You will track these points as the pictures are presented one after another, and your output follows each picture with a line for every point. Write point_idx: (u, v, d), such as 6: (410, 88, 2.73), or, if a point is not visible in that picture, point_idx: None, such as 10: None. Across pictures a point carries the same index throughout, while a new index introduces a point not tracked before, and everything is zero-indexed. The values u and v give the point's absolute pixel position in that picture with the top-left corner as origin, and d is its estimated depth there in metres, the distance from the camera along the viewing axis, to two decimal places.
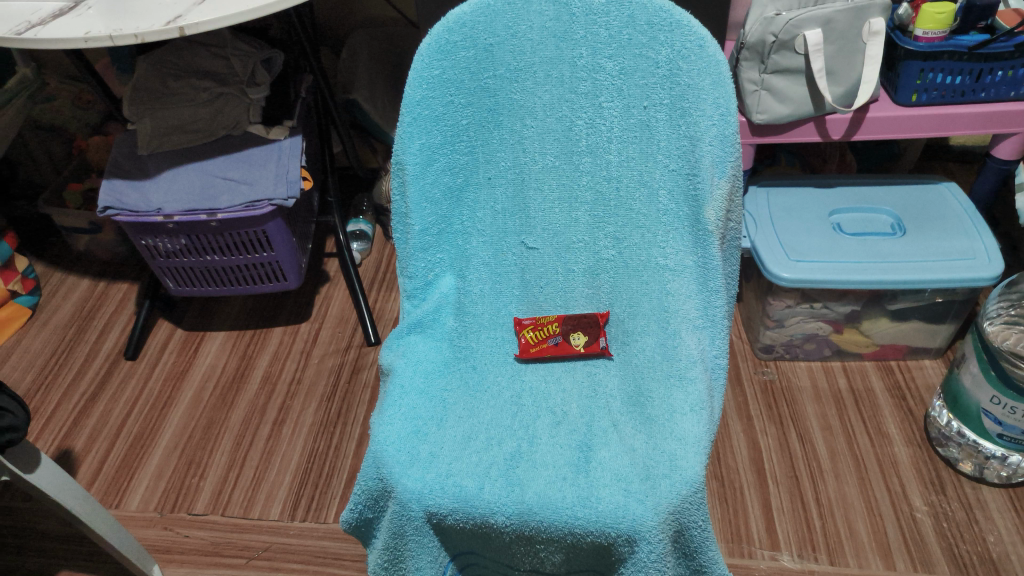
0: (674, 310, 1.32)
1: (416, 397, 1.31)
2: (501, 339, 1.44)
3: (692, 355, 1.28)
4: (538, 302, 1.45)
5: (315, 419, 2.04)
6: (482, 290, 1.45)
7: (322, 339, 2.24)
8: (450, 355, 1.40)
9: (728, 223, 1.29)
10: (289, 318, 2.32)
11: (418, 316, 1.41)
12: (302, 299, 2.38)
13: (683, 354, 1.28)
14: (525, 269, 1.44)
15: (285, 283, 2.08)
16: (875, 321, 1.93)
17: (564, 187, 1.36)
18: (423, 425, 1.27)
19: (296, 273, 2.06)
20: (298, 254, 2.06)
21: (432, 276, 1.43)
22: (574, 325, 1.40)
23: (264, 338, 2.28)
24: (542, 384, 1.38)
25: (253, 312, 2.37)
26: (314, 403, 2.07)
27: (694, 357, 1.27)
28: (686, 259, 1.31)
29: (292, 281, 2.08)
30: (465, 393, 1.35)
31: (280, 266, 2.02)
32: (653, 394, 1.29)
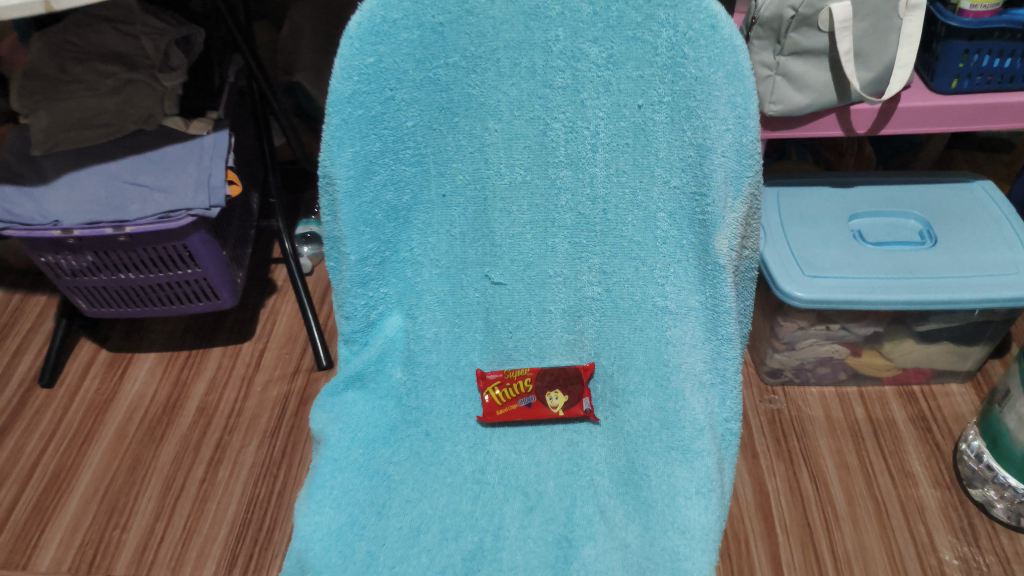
0: (673, 365, 1.06)
1: (354, 475, 1.04)
2: (460, 399, 1.18)
3: (698, 422, 1.02)
4: (506, 348, 1.18)
5: (255, 459, 1.76)
6: (438, 334, 1.17)
7: (266, 362, 1.96)
8: (397, 418, 1.13)
9: (742, 254, 1.03)
10: (229, 337, 2.03)
11: (357, 367, 1.13)
12: (244, 315, 2.09)
13: (687, 420, 1.02)
14: (489, 307, 1.15)
15: (217, 303, 1.79)
16: (898, 342, 1.68)
17: (537, 207, 1.07)
18: (361, 514, 1.00)
19: (229, 291, 1.77)
20: (231, 268, 1.77)
21: (376, 316, 1.14)
22: (551, 381, 1.14)
23: (201, 361, 1.99)
24: (511, 455, 1.12)
25: (188, 330, 2.08)
26: (256, 441, 1.79)
27: (701, 425, 1.01)
28: (690, 299, 1.04)
29: (225, 300, 1.79)
30: (415, 470, 1.08)
31: (210, 283, 1.73)
32: (648, 473, 1.03)
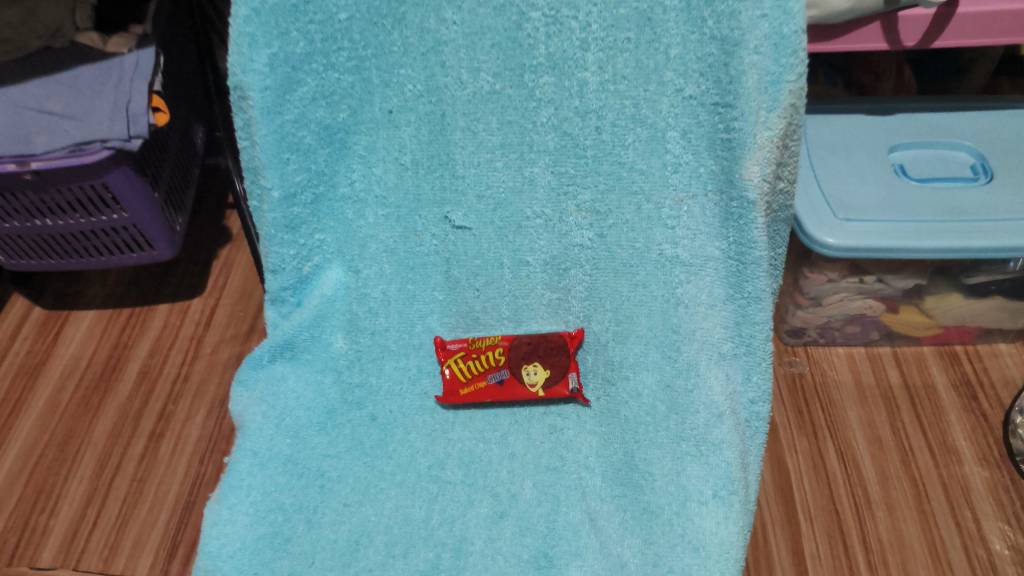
0: (686, 332, 0.82)
1: (280, 472, 0.81)
2: (416, 374, 0.94)
3: (714, 404, 0.79)
4: (473, 311, 0.93)
5: (201, 432, 1.55)
6: (388, 292, 0.92)
7: (217, 322, 1.73)
8: (336, 399, 0.90)
9: (777, 190, 0.75)
10: (177, 291, 1.80)
11: (285, 335, 0.90)
12: (195, 266, 1.85)
13: (702, 404, 0.80)
14: (451, 258, 0.90)
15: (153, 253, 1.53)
16: (942, 297, 1.44)
17: (510, 125, 0.81)
18: (286, 524, 0.78)
19: (167, 241, 1.52)
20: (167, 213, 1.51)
21: (311, 271, 0.91)
22: (527, 352, 0.92)
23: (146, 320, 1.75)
24: (478, 446, 0.90)
25: (133, 284, 1.84)
26: (203, 411, 1.58)
27: (720, 407, 0.79)
28: (709, 247, 0.80)
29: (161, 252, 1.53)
30: (359, 464, 0.86)
31: (142, 231, 1.48)
32: (651, 471, 0.81)
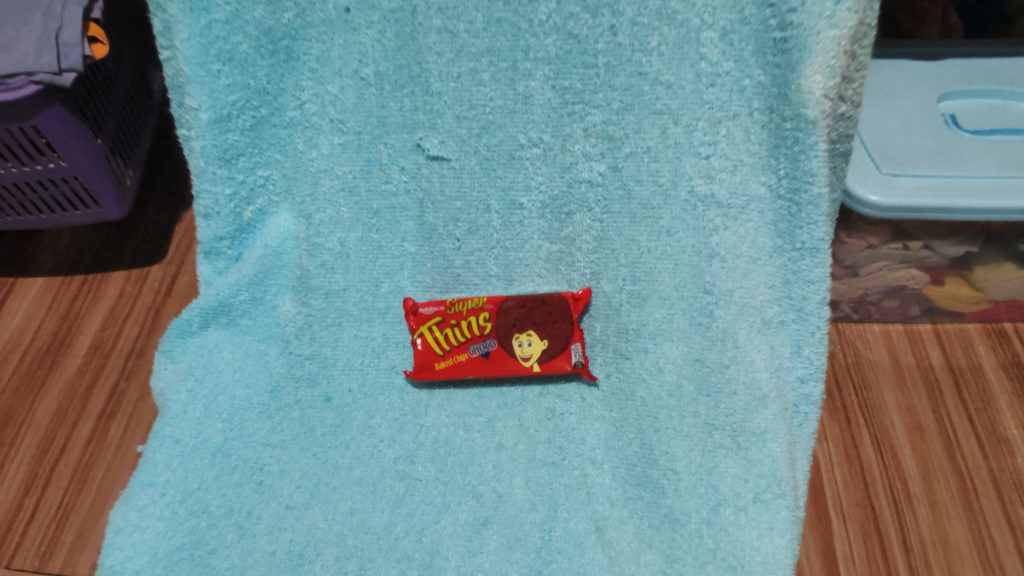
0: (722, 292, 0.63)
1: (208, 464, 0.64)
2: (381, 346, 0.74)
3: (758, 385, 0.61)
4: (454, 268, 0.73)
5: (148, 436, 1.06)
6: (346, 241, 0.72)
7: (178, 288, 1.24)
8: (281, 374, 0.71)
9: (840, 112, 0.57)
10: (135, 257, 1.28)
11: (220, 294, 0.72)
12: (153, 236, 1.31)
13: (746, 385, 0.62)
14: (425, 198, 0.70)
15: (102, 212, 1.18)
16: (995, 268, 1.08)
17: (500, 25, 0.61)
18: (207, 532, 0.61)
19: (114, 195, 1.15)
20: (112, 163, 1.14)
21: (254, 217, 0.74)
22: (520, 316, 0.72)
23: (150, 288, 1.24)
24: (455, 433, 0.70)
25: None
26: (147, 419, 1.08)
27: (765, 390, 0.61)
28: (752, 183, 0.62)
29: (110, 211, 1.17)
30: (307, 458, 0.67)
31: (82, 184, 1.12)
32: (676, 471, 0.63)
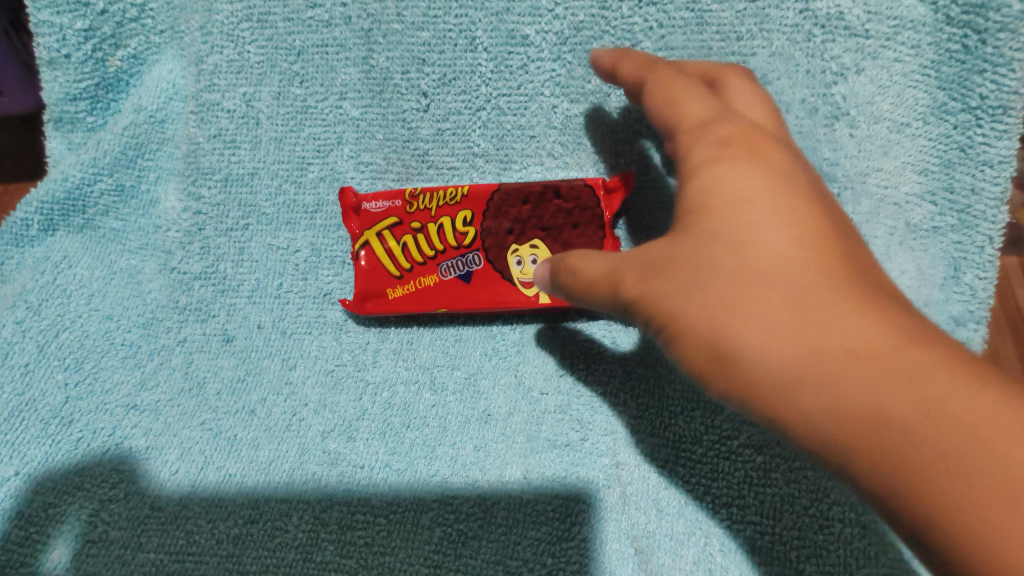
0: (848, 176, 0.42)
1: (37, 437, 0.44)
2: (310, 261, 0.48)
3: None
4: (420, 142, 0.48)
5: None
6: (255, 99, 0.48)
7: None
8: (159, 301, 0.48)
9: None
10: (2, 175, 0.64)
11: (71, 179, 0.48)
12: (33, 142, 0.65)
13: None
14: (373, 26, 0.45)
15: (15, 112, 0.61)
16: None
17: None
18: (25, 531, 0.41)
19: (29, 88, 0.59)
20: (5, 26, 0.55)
21: (125, 68, 0.49)
22: (519, 215, 0.44)
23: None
24: (413, 393, 0.45)
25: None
26: None
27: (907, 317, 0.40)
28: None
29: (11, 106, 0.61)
30: (191, 429, 0.45)
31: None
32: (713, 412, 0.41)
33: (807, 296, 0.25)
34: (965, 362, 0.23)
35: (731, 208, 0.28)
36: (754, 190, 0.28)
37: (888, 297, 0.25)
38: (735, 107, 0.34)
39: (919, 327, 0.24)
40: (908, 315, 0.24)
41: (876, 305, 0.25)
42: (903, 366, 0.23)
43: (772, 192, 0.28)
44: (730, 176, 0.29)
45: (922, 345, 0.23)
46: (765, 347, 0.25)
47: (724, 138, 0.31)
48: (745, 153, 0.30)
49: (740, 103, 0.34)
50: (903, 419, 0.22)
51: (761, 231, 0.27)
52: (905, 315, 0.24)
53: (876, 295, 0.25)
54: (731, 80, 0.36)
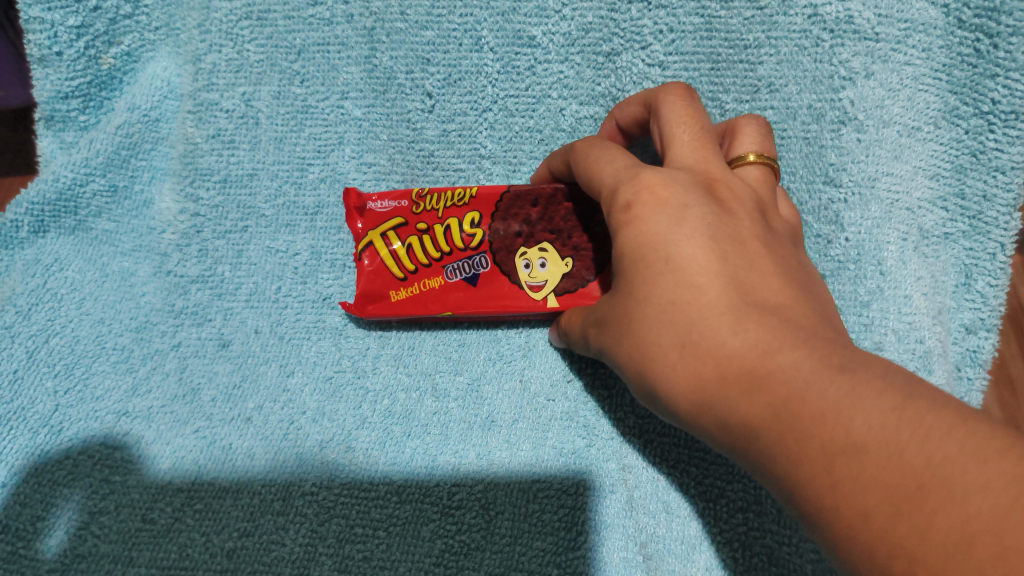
0: (856, 181, 0.40)
1: (25, 447, 0.42)
2: (309, 265, 0.46)
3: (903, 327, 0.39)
4: (426, 142, 0.46)
5: None
6: (254, 97, 0.47)
7: None
8: (151, 305, 0.46)
9: None
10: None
11: (63, 180, 0.47)
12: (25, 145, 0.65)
13: (902, 339, 0.39)
14: (376, 24, 0.45)
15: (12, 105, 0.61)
16: None
17: None
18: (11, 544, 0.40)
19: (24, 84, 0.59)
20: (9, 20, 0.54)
21: (118, 66, 0.48)
22: (525, 215, 0.41)
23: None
24: (415, 401, 0.44)
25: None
26: None
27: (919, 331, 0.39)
28: (913, 3, 0.39)
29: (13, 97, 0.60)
30: (184, 438, 0.43)
31: None
32: None
33: (673, 316, 0.29)
34: (825, 368, 0.26)
35: (638, 261, 0.30)
36: (657, 236, 0.30)
37: (765, 314, 0.28)
38: (662, 136, 0.34)
39: (785, 341, 0.27)
40: (778, 330, 0.27)
41: (748, 331, 0.27)
42: (768, 392, 0.26)
43: (671, 234, 0.30)
44: (639, 228, 0.31)
45: (784, 362, 0.26)
46: (666, 377, 0.29)
47: (629, 186, 0.32)
48: (647, 195, 0.31)
49: (671, 123, 0.34)
50: (779, 439, 0.25)
51: (639, 264, 0.30)
52: (774, 332, 0.27)
53: (751, 318, 0.28)
54: (660, 102, 0.35)
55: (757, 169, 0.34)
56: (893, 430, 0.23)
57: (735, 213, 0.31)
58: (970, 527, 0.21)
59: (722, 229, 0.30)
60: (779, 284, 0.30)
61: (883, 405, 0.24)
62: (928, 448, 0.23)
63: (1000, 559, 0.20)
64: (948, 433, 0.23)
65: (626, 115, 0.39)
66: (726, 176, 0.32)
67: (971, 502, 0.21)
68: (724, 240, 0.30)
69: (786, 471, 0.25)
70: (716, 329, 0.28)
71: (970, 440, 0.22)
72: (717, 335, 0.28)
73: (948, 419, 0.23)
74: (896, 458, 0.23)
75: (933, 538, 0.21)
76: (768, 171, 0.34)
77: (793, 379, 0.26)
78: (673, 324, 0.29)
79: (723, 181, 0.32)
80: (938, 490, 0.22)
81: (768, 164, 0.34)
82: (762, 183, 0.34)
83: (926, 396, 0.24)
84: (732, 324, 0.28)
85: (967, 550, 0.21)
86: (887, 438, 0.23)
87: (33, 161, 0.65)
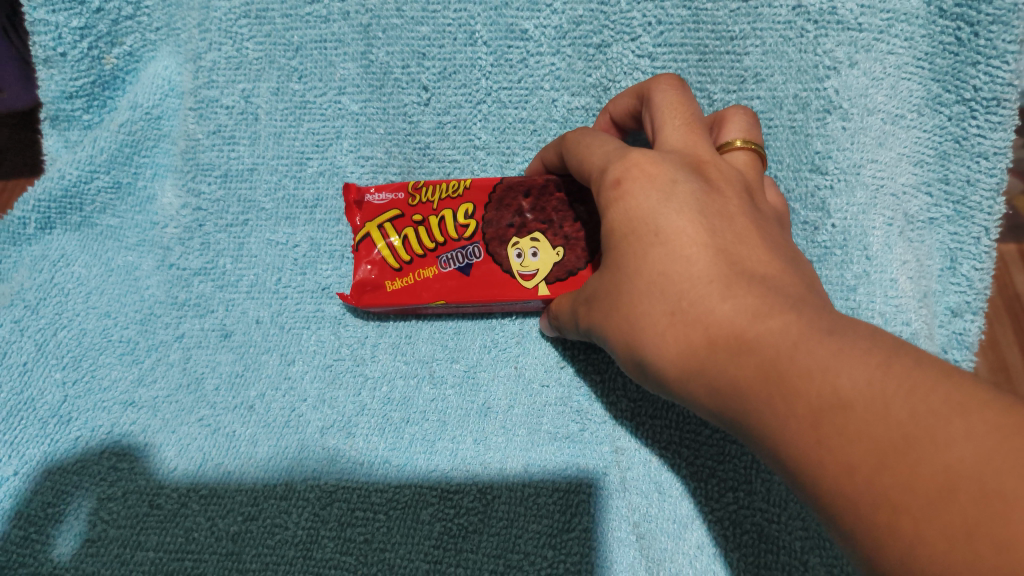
0: (841, 168, 0.41)
1: (36, 437, 0.44)
2: (308, 256, 0.48)
3: (891, 311, 0.40)
4: (421, 135, 0.47)
5: None
6: (253, 94, 0.48)
7: None
8: (156, 298, 0.48)
9: None
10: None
11: (68, 177, 0.48)
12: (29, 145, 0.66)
13: (888, 322, 0.40)
14: (372, 21, 0.46)
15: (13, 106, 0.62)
16: None
17: None
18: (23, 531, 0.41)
19: (27, 86, 0.60)
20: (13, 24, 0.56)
21: (121, 66, 0.49)
22: (519, 204, 0.42)
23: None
24: (414, 388, 0.45)
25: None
26: None
27: (906, 313, 0.40)
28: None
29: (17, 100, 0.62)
30: (189, 425, 0.44)
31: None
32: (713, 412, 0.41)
33: (664, 285, 0.29)
34: (813, 330, 0.25)
35: (628, 235, 0.32)
36: (647, 210, 0.31)
37: (752, 283, 0.28)
38: (652, 122, 0.35)
39: (772, 307, 0.27)
40: (764, 296, 0.27)
41: (735, 297, 0.28)
42: (754, 355, 0.26)
43: (660, 208, 0.31)
44: (628, 203, 0.32)
45: (771, 326, 0.26)
46: (656, 342, 0.30)
47: (620, 164, 0.33)
48: (637, 171, 0.32)
49: (660, 110, 0.35)
50: (762, 398, 0.25)
51: (632, 239, 0.31)
52: (761, 299, 0.27)
53: (738, 287, 0.28)
54: (651, 91, 0.36)
55: (744, 155, 0.35)
56: (880, 386, 0.22)
57: (723, 192, 0.32)
58: (955, 476, 0.20)
59: (709, 205, 0.31)
60: (767, 257, 0.30)
61: (871, 361, 0.23)
62: (914, 402, 0.21)
63: (984, 505, 0.19)
64: (935, 387, 0.22)
65: (619, 109, 0.40)
66: (714, 157, 0.33)
67: (956, 450, 0.20)
68: (712, 215, 0.31)
69: (771, 431, 0.25)
70: (704, 296, 0.28)
71: (958, 392, 0.21)
72: (704, 301, 0.28)
73: (936, 374, 0.22)
74: (879, 412, 0.22)
75: (917, 489, 0.20)
76: (755, 156, 0.35)
77: (777, 339, 0.25)
78: (662, 293, 0.30)
79: (711, 162, 0.33)
80: (923, 442, 0.21)
81: (756, 151, 0.35)
82: (749, 168, 0.35)
83: (914, 354, 0.23)
84: (720, 291, 0.28)
85: (951, 498, 0.20)
86: (873, 393, 0.22)
87: (39, 162, 0.66)
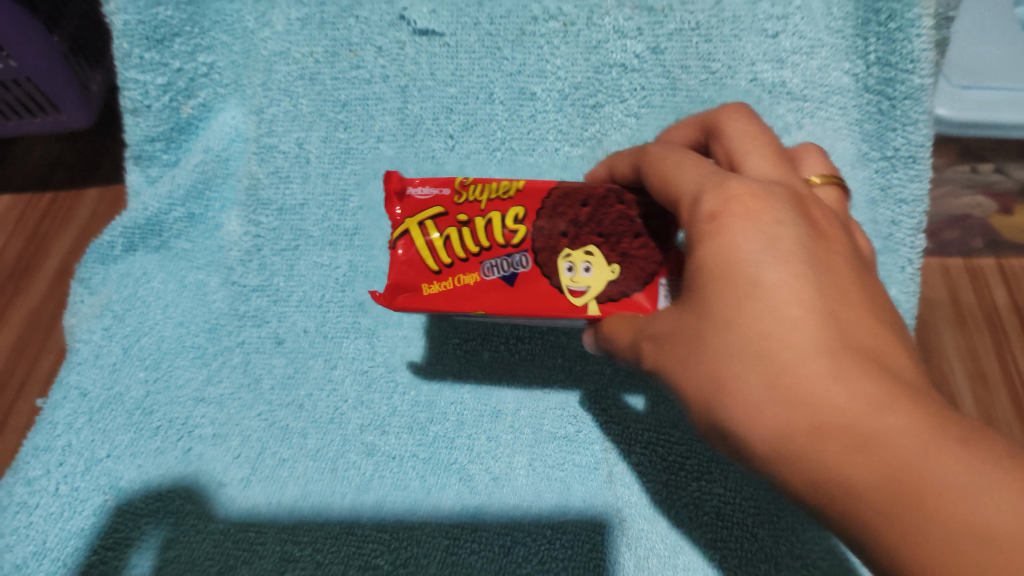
0: None
1: (123, 425, 0.53)
2: (347, 276, 0.56)
3: None
4: (446, 174, 0.55)
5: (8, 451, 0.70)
6: (305, 142, 0.57)
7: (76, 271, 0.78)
8: (221, 311, 0.57)
9: None
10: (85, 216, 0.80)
11: (150, 209, 0.57)
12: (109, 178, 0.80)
13: None
14: (409, 83, 0.55)
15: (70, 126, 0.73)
16: None
17: None
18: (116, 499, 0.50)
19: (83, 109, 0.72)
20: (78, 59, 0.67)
21: (195, 115, 0.58)
22: (570, 211, 0.41)
23: (45, 179, 0.81)
24: (437, 388, 0.54)
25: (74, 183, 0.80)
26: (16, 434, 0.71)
27: None
28: (831, 72, 0.50)
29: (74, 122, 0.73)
30: (250, 418, 0.54)
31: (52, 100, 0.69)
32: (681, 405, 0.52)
33: (762, 349, 0.29)
34: (915, 415, 0.25)
35: (726, 285, 0.30)
36: (747, 262, 0.30)
37: (859, 356, 0.28)
38: (736, 148, 0.37)
39: (884, 391, 0.26)
40: (873, 374, 0.27)
41: (843, 376, 0.27)
42: (861, 437, 0.25)
43: (761, 261, 0.30)
44: (727, 245, 0.31)
45: (878, 408, 0.26)
46: (743, 402, 0.29)
47: (715, 196, 0.33)
48: (736, 207, 0.32)
49: (738, 139, 0.37)
50: (866, 481, 0.25)
51: (728, 290, 0.30)
52: (873, 379, 0.27)
53: (846, 361, 0.27)
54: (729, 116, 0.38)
55: (830, 190, 0.38)
56: (982, 488, 0.23)
57: (822, 236, 0.32)
58: None
59: (814, 261, 0.30)
60: (870, 324, 0.29)
61: (975, 460, 0.24)
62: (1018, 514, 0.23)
63: None
64: None
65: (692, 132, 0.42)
66: (812, 197, 0.34)
67: None
68: (817, 272, 0.30)
69: (866, 512, 0.25)
70: (808, 368, 0.28)
71: None
72: (809, 374, 0.27)
73: None
74: (982, 517, 0.23)
75: None
76: (839, 190, 0.38)
77: (847, 400, 0.26)
78: (756, 357, 0.29)
79: (810, 204, 0.33)
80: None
81: (838, 183, 0.38)
82: (834, 201, 0.37)
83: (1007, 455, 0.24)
84: (830, 368, 0.27)
85: None
86: (976, 492, 0.23)
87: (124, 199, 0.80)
